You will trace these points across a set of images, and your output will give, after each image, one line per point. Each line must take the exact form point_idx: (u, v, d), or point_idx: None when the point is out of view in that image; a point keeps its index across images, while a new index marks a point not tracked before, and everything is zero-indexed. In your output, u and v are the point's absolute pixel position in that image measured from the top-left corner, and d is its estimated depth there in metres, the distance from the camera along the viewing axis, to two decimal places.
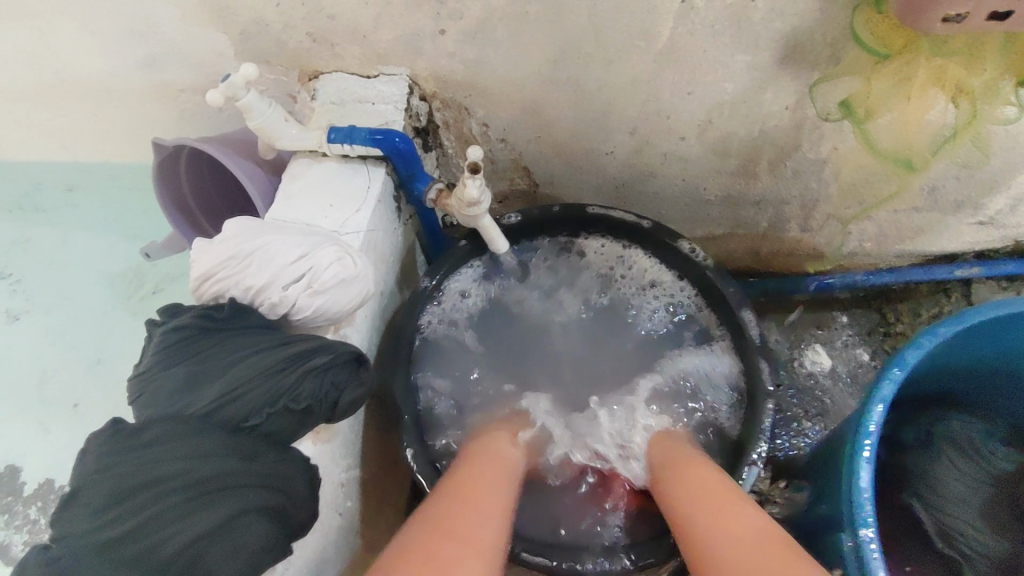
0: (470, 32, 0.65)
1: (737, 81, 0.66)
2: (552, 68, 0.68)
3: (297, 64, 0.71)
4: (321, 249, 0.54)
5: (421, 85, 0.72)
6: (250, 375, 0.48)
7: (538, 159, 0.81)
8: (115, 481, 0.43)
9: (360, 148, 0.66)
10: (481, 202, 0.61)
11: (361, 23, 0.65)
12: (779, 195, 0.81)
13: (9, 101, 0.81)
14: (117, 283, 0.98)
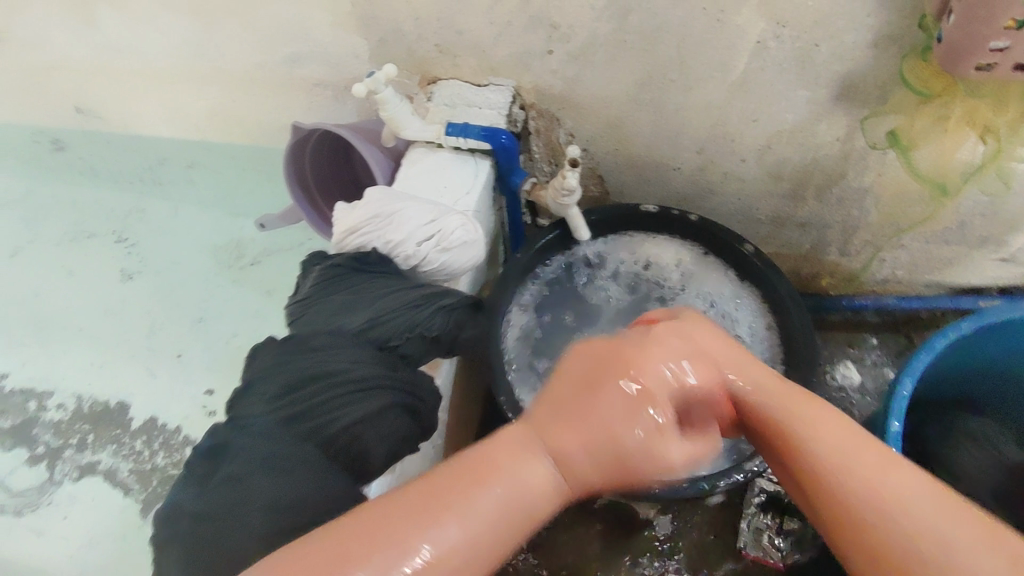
0: (574, 53, 0.77)
1: (797, 112, 0.77)
2: (639, 89, 0.79)
3: (420, 70, 0.85)
4: (448, 216, 0.65)
5: (522, 96, 0.84)
6: (393, 306, 0.58)
7: (612, 170, 0.92)
8: (290, 374, 0.53)
9: (472, 142, 0.78)
10: (574, 192, 0.73)
11: (482, 40, 0.78)
12: (822, 219, 0.91)
13: (164, 84, 0.95)
14: (220, 253, 1.11)
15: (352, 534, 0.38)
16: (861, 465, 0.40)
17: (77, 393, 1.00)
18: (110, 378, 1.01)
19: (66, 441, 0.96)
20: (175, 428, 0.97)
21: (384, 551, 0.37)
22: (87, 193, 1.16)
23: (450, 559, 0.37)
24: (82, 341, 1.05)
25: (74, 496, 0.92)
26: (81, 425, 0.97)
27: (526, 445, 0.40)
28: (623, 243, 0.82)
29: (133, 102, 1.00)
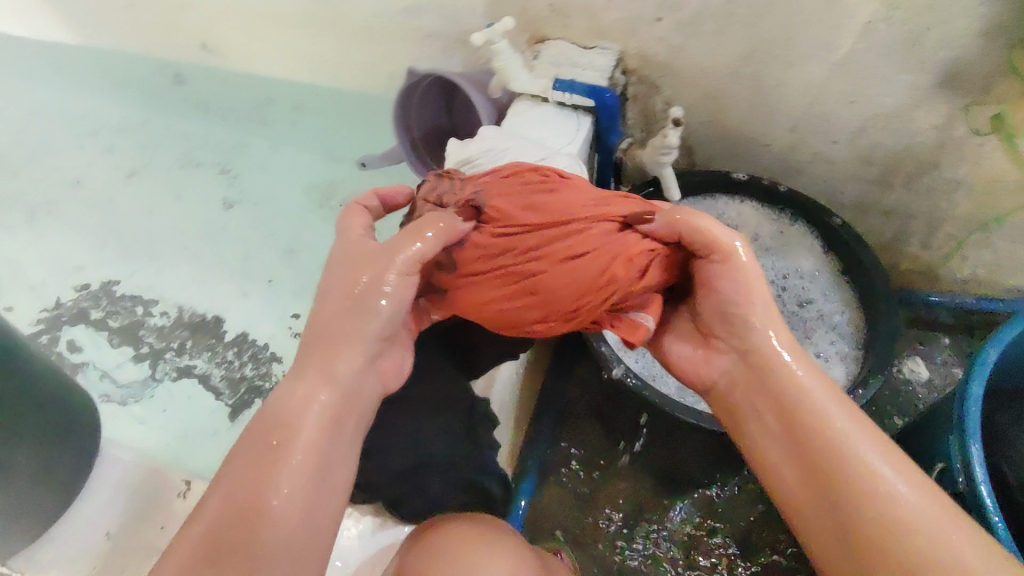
0: (683, 22, 0.80)
1: (896, 97, 0.79)
2: (741, 62, 0.82)
3: (530, 29, 0.90)
4: (557, 157, 0.70)
5: (625, 61, 0.88)
6: None
7: (702, 142, 0.95)
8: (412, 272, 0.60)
9: (577, 99, 0.82)
10: (671, 151, 0.76)
11: (595, 2, 0.82)
12: (908, 209, 0.92)
13: (287, 25, 1.03)
14: (315, 192, 1.17)
15: (237, 475, 0.49)
16: (856, 450, 0.50)
17: (179, 303, 1.09)
18: (207, 294, 1.10)
19: (166, 346, 1.05)
20: (263, 344, 1.04)
21: (250, 472, 0.48)
22: (195, 125, 1.24)
23: (296, 478, 0.49)
24: (185, 258, 1.13)
25: (172, 393, 1.00)
26: (180, 332, 1.06)
27: (316, 379, 0.52)
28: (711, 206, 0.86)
29: (254, 41, 1.08)
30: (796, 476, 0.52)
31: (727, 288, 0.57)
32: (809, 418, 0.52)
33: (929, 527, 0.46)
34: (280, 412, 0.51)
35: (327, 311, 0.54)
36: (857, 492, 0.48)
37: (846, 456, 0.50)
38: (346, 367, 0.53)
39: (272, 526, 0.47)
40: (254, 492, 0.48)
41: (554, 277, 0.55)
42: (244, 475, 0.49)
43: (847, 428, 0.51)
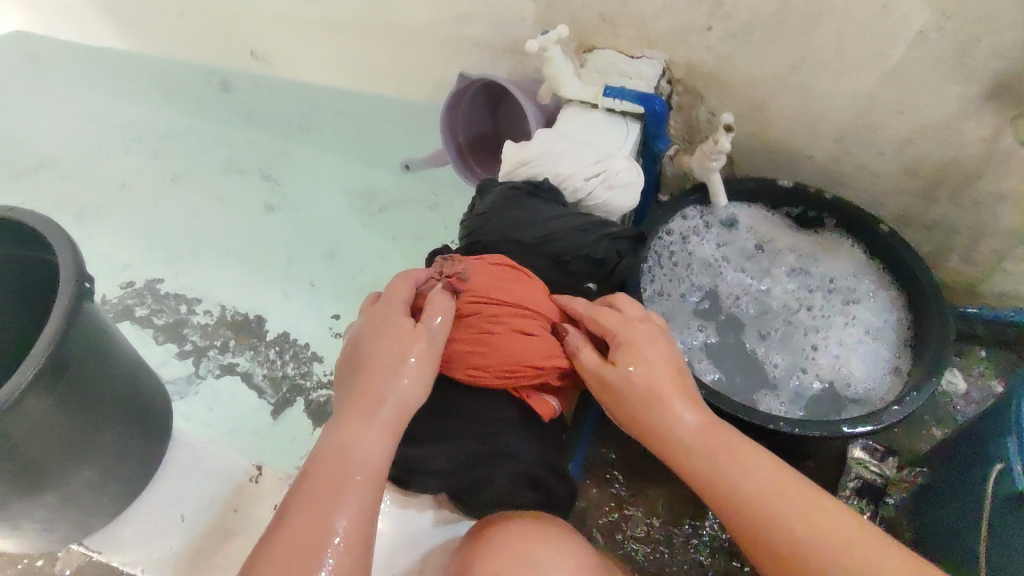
0: (733, 31, 0.82)
1: (944, 108, 0.80)
2: (788, 71, 0.84)
3: (579, 38, 0.92)
4: (614, 159, 0.71)
5: (671, 71, 0.91)
6: (567, 226, 0.64)
7: (745, 152, 0.96)
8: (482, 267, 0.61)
9: (626, 105, 0.84)
10: (722, 155, 0.77)
11: (647, 12, 0.85)
12: (951, 222, 0.92)
13: (339, 33, 1.06)
14: (355, 197, 1.19)
15: (303, 487, 0.52)
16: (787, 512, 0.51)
17: (223, 302, 1.10)
18: (250, 294, 1.11)
19: (211, 343, 1.06)
20: (304, 344, 1.05)
21: (282, 533, 0.50)
22: (240, 132, 1.27)
23: (345, 537, 0.50)
24: (228, 259, 1.15)
25: (217, 390, 1.01)
26: (224, 331, 1.07)
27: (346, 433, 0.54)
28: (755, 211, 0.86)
29: (308, 47, 1.12)
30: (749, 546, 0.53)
31: (656, 391, 0.57)
32: (732, 490, 0.53)
33: (856, 566, 0.48)
34: (327, 453, 0.53)
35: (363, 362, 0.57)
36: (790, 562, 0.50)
37: (772, 513, 0.51)
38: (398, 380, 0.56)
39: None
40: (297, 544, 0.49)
41: (495, 355, 0.59)
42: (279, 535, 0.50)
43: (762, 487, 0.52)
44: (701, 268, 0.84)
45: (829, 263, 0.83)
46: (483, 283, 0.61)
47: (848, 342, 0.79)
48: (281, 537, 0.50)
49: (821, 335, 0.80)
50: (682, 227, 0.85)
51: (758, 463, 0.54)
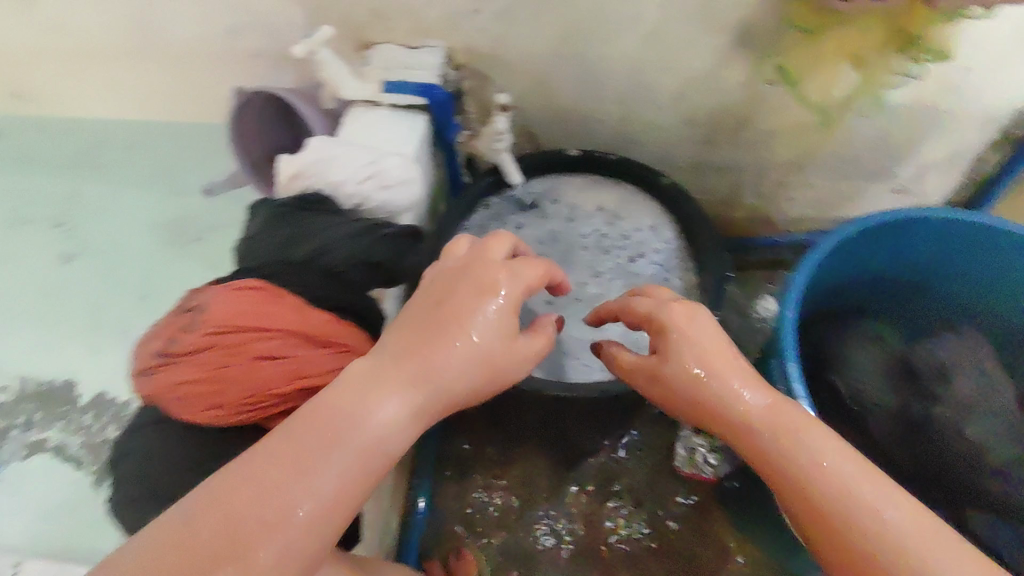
0: (499, 12, 0.82)
1: (703, 59, 0.85)
2: (561, 43, 0.86)
3: (355, 36, 0.89)
4: (386, 158, 0.70)
5: (453, 57, 0.90)
6: (337, 236, 0.62)
7: (542, 125, 0.99)
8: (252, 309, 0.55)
9: (408, 99, 0.83)
10: (504, 137, 0.79)
11: (415, 2, 0.83)
12: (737, 162, 1.00)
13: (101, 60, 0.97)
14: (162, 230, 1.10)
15: (237, 477, 0.43)
16: (796, 421, 0.51)
17: (26, 374, 1.00)
18: (57, 358, 1.01)
19: (13, 422, 0.97)
20: (125, 401, 0.97)
21: (288, 476, 0.43)
22: (16, 180, 1.13)
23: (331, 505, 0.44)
24: (28, 324, 1.04)
25: (25, 473, 0.94)
26: (27, 405, 0.98)
27: (369, 388, 0.49)
28: (547, 187, 0.86)
29: (72, 79, 1.01)
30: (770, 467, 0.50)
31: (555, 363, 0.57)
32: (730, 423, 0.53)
33: (860, 486, 0.47)
34: (335, 410, 0.47)
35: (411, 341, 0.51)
36: (784, 457, 0.50)
37: (782, 439, 0.50)
38: (461, 367, 0.51)
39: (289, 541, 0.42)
40: (291, 488, 0.43)
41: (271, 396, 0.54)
42: (249, 466, 0.44)
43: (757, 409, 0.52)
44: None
45: (627, 226, 0.83)
46: (225, 315, 0.53)
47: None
48: (222, 499, 0.42)
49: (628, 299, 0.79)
50: (483, 221, 0.84)
51: (765, 377, 0.55)
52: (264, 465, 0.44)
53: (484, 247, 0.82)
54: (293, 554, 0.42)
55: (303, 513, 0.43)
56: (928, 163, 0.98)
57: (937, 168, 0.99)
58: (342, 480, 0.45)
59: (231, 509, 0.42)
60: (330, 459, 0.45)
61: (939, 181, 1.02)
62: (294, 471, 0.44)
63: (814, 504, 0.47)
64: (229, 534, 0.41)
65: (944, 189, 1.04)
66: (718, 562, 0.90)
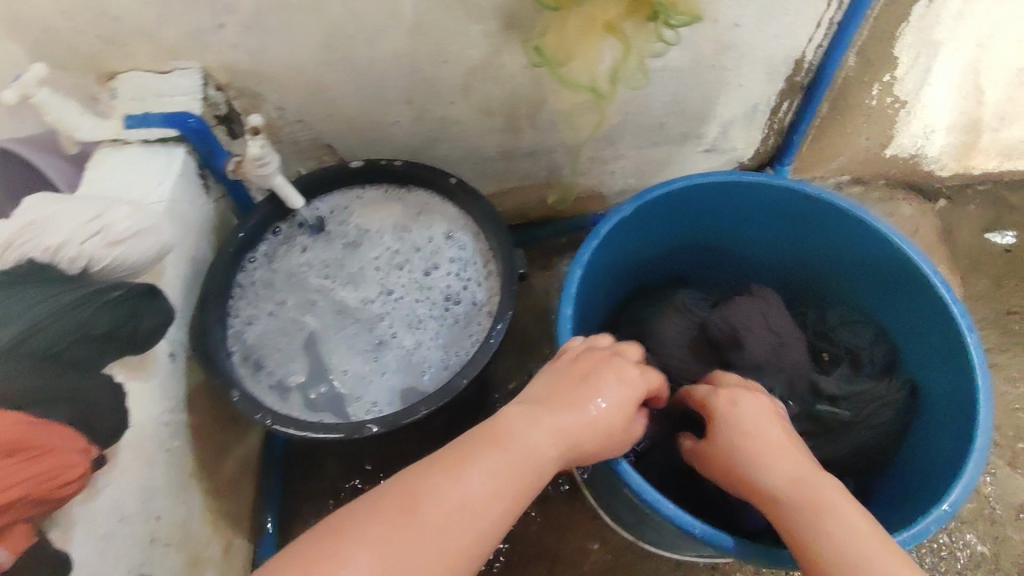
0: (246, 23, 0.75)
1: (477, 48, 0.81)
2: (324, 49, 0.79)
3: (93, 67, 0.79)
4: (113, 209, 0.61)
5: (213, 77, 0.82)
6: (47, 314, 0.53)
7: (336, 135, 0.93)
8: None
9: (157, 131, 0.75)
10: (268, 160, 0.72)
11: (146, 23, 0.74)
12: (545, 145, 0.98)
13: None
14: None
15: (406, 489, 0.53)
16: (772, 446, 0.60)
17: None
18: None
19: None
20: None
21: (419, 495, 0.52)
22: None
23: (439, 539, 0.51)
24: None
25: None
26: None
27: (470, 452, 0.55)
28: (336, 204, 0.83)
29: None
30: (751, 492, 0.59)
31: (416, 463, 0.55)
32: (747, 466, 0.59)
33: (798, 487, 0.56)
34: (400, 488, 0.53)
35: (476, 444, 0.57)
36: (763, 474, 0.58)
37: (759, 457, 0.59)
38: (544, 437, 0.58)
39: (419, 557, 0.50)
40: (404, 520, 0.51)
41: None
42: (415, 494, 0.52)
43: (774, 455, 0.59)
44: (295, 282, 0.81)
45: (415, 237, 0.82)
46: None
47: (436, 322, 0.78)
48: (407, 502, 0.52)
49: (409, 317, 0.79)
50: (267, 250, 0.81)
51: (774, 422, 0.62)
52: (424, 481, 0.53)
53: (271, 278, 0.80)
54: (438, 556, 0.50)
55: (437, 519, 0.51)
56: (728, 120, 1.00)
57: (738, 124, 1.01)
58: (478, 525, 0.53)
59: (416, 494, 0.52)
60: (458, 481, 0.53)
61: (745, 135, 1.04)
62: (452, 509, 0.52)
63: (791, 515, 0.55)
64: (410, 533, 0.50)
65: (750, 143, 1.06)
66: (578, 550, 0.90)
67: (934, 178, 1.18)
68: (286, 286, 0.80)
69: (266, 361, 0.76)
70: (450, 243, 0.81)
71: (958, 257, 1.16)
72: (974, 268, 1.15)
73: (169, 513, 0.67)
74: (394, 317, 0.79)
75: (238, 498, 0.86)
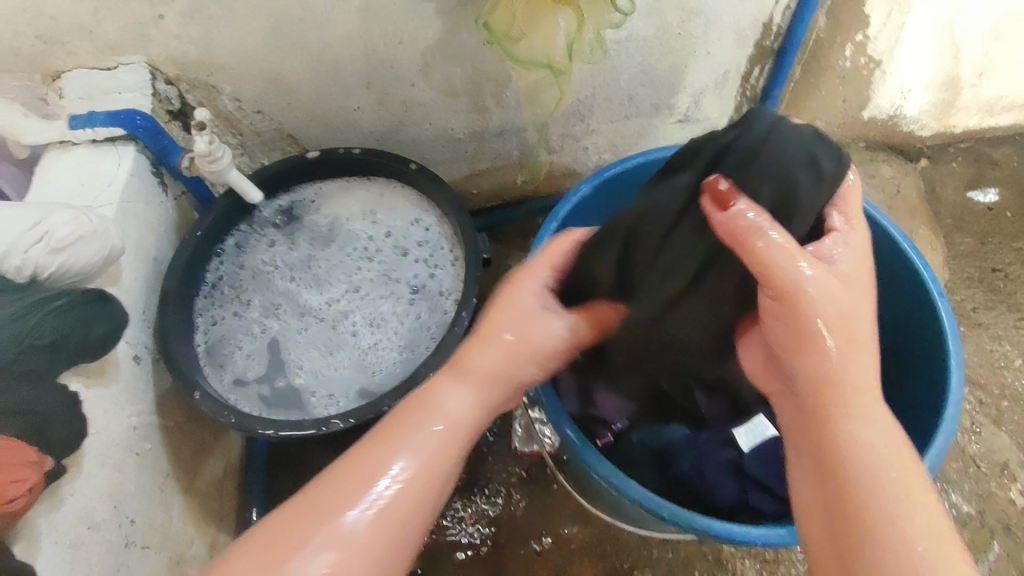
0: (187, 13, 0.72)
1: (433, 26, 0.79)
2: (273, 36, 0.77)
3: (36, 67, 0.77)
4: (56, 214, 0.59)
5: (162, 70, 0.80)
6: None
7: (299, 125, 0.91)
8: None
9: (103, 131, 0.72)
10: (219, 156, 0.70)
11: (84, 19, 0.72)
12: (513, 124, 0.96)
13: None
14: None
15: (326, 489, 0.50)
16: (854, 399, 0.49)
17: None
18: None
19: None
20: None
21: (337, 479, 0.50)
22: None
23: (362, 533, 0.48)
24: None
25: None
26: None
27: (410, 425, 0.53)
28: (298, 200, 0.84)
29: None
30: (809, 463, 0.50)
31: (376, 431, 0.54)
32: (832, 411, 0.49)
33: (883, 463, 0.47)
34: (324, 484, 0.51)
35: (426, 395, 0.56)
36: (850, 444, 0.48)
37: (846, 415, 0.48)
38: (468, 396, 0.56)
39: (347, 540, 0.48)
40: (324, 516, 0.48)
41: None
42: (331, 481, 0.50)
43: (857, 380, 0.49)
44: (257, 278, 0.81)
45: (378, 227, 0.82)
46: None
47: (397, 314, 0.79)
48: (328, 490, 0.50)
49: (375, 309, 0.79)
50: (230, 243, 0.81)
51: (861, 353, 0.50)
52: (342, 471, 0.51)
53: (234, 277, 0.80)
54: (374, 539, 0.48)
55: (382, 496, 0.50)
56: (700, 88, 0.97)
57: (711, 92, 0.98)
58: (406, 507, 0.51)
59: (330, 490, 0.50)
60: (379, 458, 0.51)
61: (718, 104, 1.01)
62: (372, 485, 0.50)
63: (863, 491, 0.45)
64: (331, 522, 0.48)
65: (726, 111, 1.03)
66: (562, 535, 0.90)
67: (915, 138, 1.16)
68: (250, 285, 0.80)
69: (233, 362, 0.76)
70: (413, 232, 0.82)
71: (942, 218, 1.13)
72: (960, 226, 1.13)
73: (145, 518, 0.66)
74: (355, 312, 0.79)
75: (221, 499, 0.85)
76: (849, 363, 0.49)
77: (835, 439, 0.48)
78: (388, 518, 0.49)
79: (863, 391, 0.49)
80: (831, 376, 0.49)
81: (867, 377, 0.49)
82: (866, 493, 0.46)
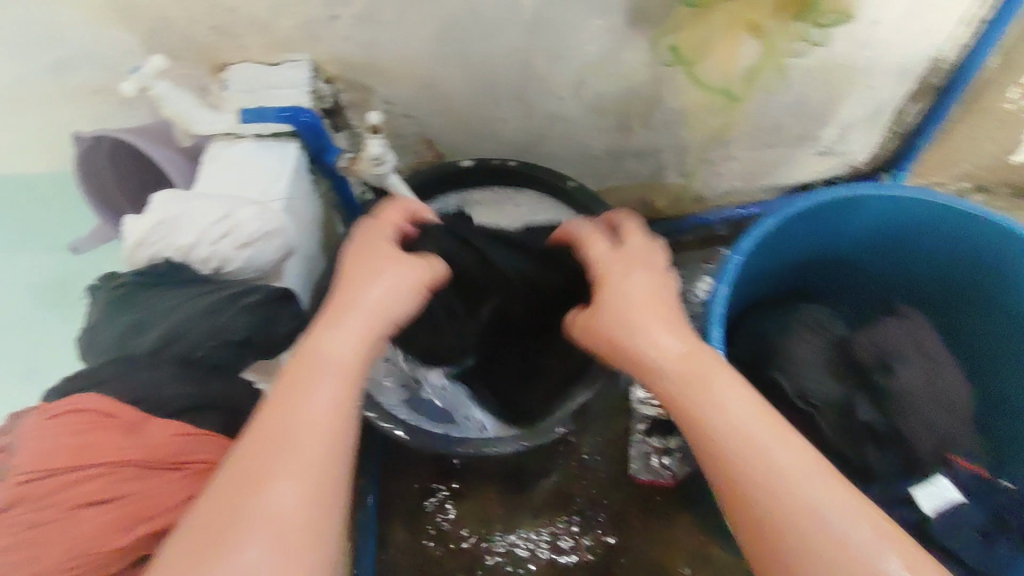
0: (361, 15, 0.72)
1: (597, 43, 0.77)
2: (439, 43, 0.76)
3: (206, 58, 0.78)
4: (243, 207, 0.60)
5: (323, 68, 0.80)
6: (189, 315, 0.53)
7: (441, 130, 0.90)
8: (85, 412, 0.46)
9: (272, 126, 0.72)
10: (386, 161, 0.69)
11: (261, 15, 0.72)
12: (652, 144, 0.94)
13: None
14: (45, 294, 1.01)
15: (210, 495, 0.41)
16: (753, 435, 0.46)
17: None
18: None
19: None
20: None
21: (247, 460, 0.42)
22: None
23: (272, 518, 0.40)
24: None
25: None
26: None
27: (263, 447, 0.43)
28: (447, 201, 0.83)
29: None
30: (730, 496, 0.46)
31: (273, 416, 0.45)
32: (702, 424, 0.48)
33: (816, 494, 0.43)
34: (233, 474, 0.42)
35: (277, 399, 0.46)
36: (759, 477, 0.44)
37: (749, 450, 0.45)
38: (336, 390, 0.47)
39: (257, 536, 0.40)
40: (226, 509, 0.40)
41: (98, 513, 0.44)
42: (236, 461, 0.43)
43: (749, 421, 0.47)
44: None
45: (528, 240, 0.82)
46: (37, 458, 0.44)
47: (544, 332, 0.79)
48: (224, 486, 0.42)
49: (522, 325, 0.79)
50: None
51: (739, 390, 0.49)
52: (245, 458, 0.43)
53: None
54: (276, 524, 0.40)
55: (275, 492, 0.41)
56: (851, 122, 0.93)
57: (861, 126, 0.94)
58: (317, 494, 0.43)
59: (237, 479, 0.42)
60: (274, 450, 0.43)
61: (863, 139, 0.97)
62: (228, 503, 0.41)
63: (796, 514, 0.43)
64: (247, 510, 0.41)
65: (870, 147, 0.99)
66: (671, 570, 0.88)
67: None
68: None
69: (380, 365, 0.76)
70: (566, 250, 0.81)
71: None
72: None
73: None
74: None
75: None
76: (711, 399, 0.48)
77: (760, 471, 0.45)
78: (291, 506, 0.41)
79: (752, 424, 0.46)
80: (737, 422, 0.47)
81: (751, 411, 0.47)
82: (813, 537, 0.42)
